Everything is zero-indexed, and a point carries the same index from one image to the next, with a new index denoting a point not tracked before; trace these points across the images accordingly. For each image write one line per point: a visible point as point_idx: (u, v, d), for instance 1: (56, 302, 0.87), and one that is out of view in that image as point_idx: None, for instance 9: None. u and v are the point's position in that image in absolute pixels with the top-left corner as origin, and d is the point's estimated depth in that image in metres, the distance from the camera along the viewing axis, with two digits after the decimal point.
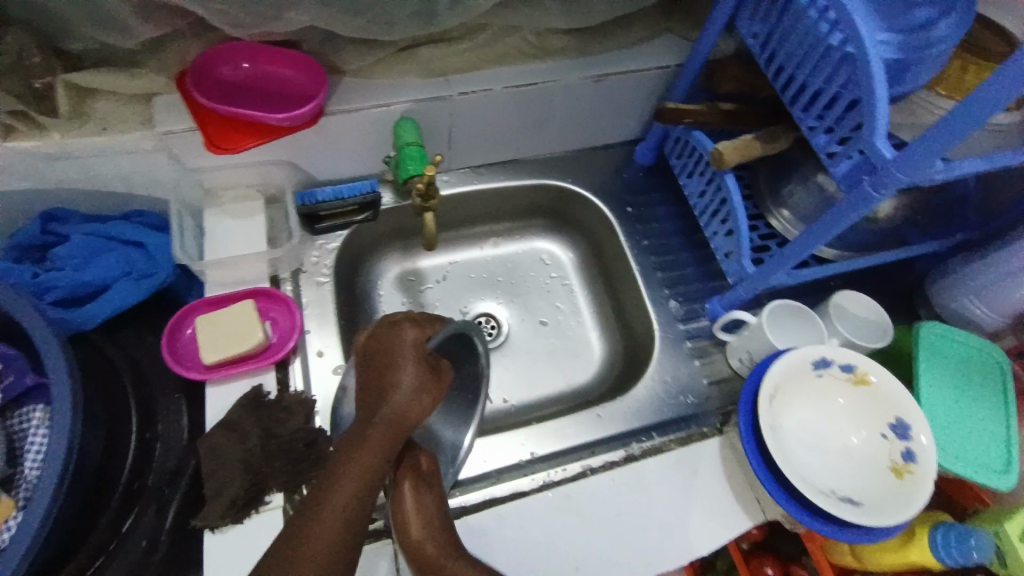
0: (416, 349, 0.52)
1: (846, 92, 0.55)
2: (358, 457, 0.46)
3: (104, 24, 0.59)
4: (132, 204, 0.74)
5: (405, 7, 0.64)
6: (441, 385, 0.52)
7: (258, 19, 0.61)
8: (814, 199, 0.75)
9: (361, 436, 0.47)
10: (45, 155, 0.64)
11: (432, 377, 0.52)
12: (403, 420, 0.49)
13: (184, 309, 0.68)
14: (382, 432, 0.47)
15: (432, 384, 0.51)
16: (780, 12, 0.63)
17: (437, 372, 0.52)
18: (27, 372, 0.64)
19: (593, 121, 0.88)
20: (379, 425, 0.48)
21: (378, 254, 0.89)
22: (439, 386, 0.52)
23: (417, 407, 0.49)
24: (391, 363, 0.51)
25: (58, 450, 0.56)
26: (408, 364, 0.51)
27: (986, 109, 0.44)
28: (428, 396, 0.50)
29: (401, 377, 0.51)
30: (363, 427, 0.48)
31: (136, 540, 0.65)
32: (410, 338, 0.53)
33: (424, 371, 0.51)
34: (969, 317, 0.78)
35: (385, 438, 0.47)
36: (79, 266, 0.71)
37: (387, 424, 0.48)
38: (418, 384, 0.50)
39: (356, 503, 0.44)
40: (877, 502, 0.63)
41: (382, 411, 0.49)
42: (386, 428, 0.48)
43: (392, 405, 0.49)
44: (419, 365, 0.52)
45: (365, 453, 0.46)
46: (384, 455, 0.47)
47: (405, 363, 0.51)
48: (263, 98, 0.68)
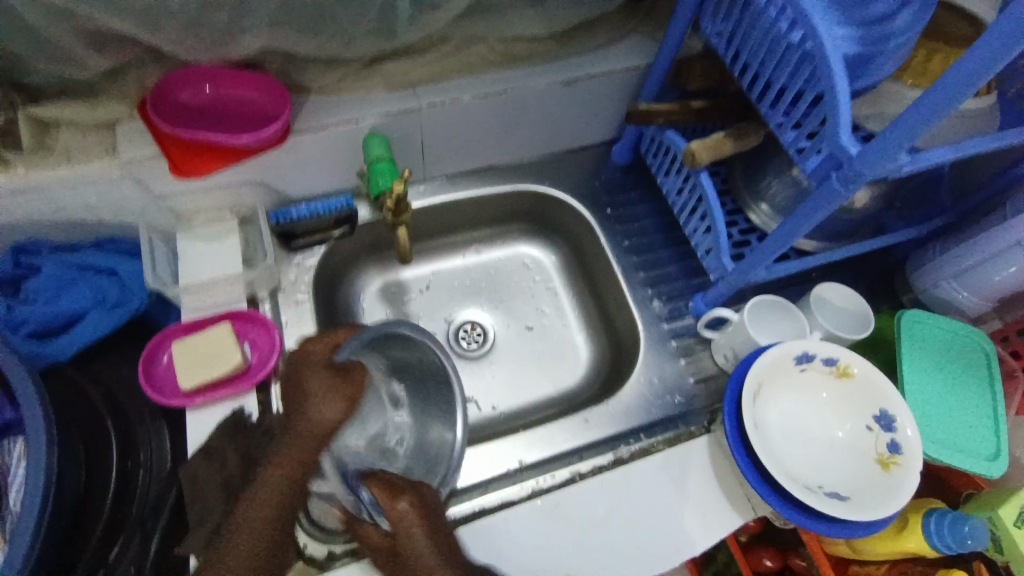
0: (324, 358, 0.60)
1: (810, 88, 0.55)
2: (278, 464, 0.56)
3: (59, 57, 0.59)
4: (103, 232, 0.74)
5: (363, 23, 0.64)
6: (354, 385, 0.61)
7: (216, 44, 0.61)
8: (790, 190, 0.75)
9: (282, 445, 0.58)
10: (9, 191, 0.64)
11: (342, 381, 0.60)
12: (315, 425, 0.59)
13: (160, 336, 0.68)
14: (299, 438, 0.58)
15: (341, 387, 0.60)
16: (741, 10, 0.62)
17: (347, 380, 0.61)
18: (4, 406, 0.64)
19: (566, 124, 0.87)
20: (298, 432, 0.58)
21: (359, 268, 0.89)
22: (352, 387, 0.61)
23: (326, 416, 0.59)
24: (303, 378, 0.60)
25: (36, 486, 0.55)
26: (315, 374, 0.60)
27: (942, 102, 0.44)
28: (338, 399, 0.60)
29: (311, 387, 0.60)
30: (286, 432, 0.59)
31: (125, 569, 0.64)
32: (316, 352, 0.61)
33: (332, 377, 0.60)
34: (952, 301, 0.78)
35: (302, 443, 0.58)
36: (51, 298, 0.70)
37: (303, 433, 0.58)
38: (327, 391, 0.60)
39: (287, 495, 0.56)
40: (864, 495, 0.63)
41: (300, 420, 0.59)
42: (302, 435, 0.58)
43: (306, 416, 0.59)
44: (327, 371, 0.60)
45: (284, 460, 0.57)
46: (298, 460, 0.57)
47: (313, 374, 0.60)
48: (228, 121, 0.69)
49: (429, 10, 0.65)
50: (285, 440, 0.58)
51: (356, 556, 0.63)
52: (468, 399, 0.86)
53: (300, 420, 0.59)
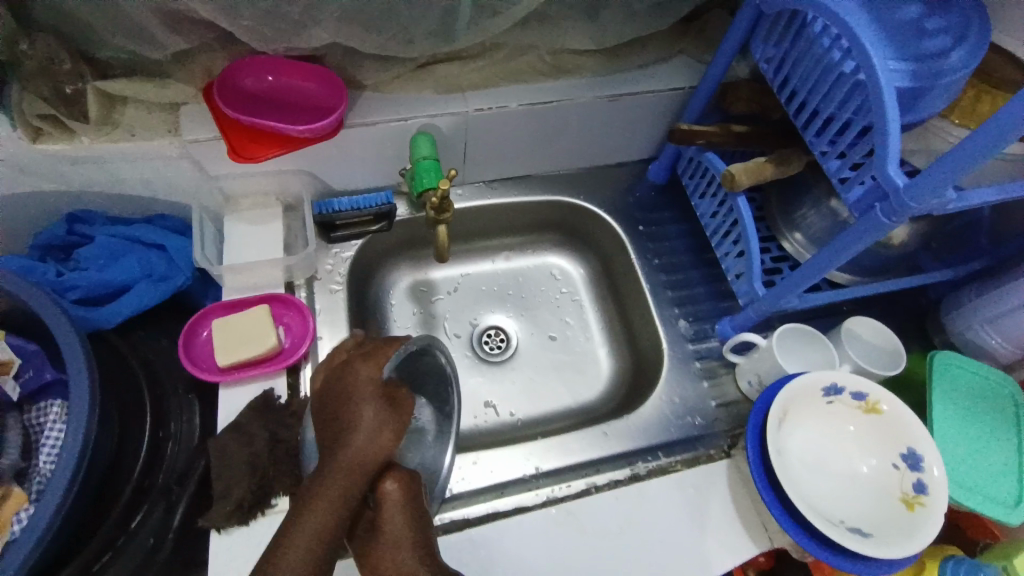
0: (372, 382, 0.52)
1: (858, 118, 0.56)
2: (317, 504, 0.46)
3: (136, 34, 0.62)
4: (154, 208, 0.77)
5: (424, 24, 0.66)
6: (403, 415, 0.51)
7: (283, 34, 0.64)
8: (826, 221, 0.75)
9: (319, 487, 0.46)
10: (73, 158, 0.67)
11: (390, 410, 0.51)
12: (366, 462, 0.48)
13: (200, 312, 0.70)
14: (341, 483, 0.47)
15: (392, 420, 0.51)
16: (794, 36, 0.63)
17: (395, 405, 0.52)
18: (46, 368, 0.66)
19: (606, 139, 0.89)
20: (337, 470, 0.47)
21: (392, 263, 0.90)
22: (400, 418, 0.51)
23: (374, 446, 0.49)
24: (349, 402, 0.51)
25: (74, 445, 0.57)
26: (365, 402, 0.50)
27: (992, 142, 0.45)
28: (387, 432, 0.50)
29: (361, 417, 0.50)
30: (323, 475, 0.47)
31: (142, 538, 0.65)
32: (365, 375, 0.53)
33: (382, 406, 0.51)
34: (984, 347, 0.77)
35: (347, 485, 0.47)
36: (102, 266, 0.74)
37: (348, 466, 0.48)
38: (376, 422, 0.50)
39: (318, 553, 0.44)
40: (886, 533, 0.62)
41: (341, 459, 0.48)
42: (347, 476, 0.47)
43: (349, 446, 0.48)
44: (378, 397, 0.51)
45: (322, 506, 0.46)
46: (343, 498, 0.46)
47: (362, 401, 0.51)
48: (285, 110, 0.71)
49: (489, 16, 0.67)
50: (325, 484, 0.47)
51: None
52: (486, 403, 0.86)
53: (342, 458, 0.48)
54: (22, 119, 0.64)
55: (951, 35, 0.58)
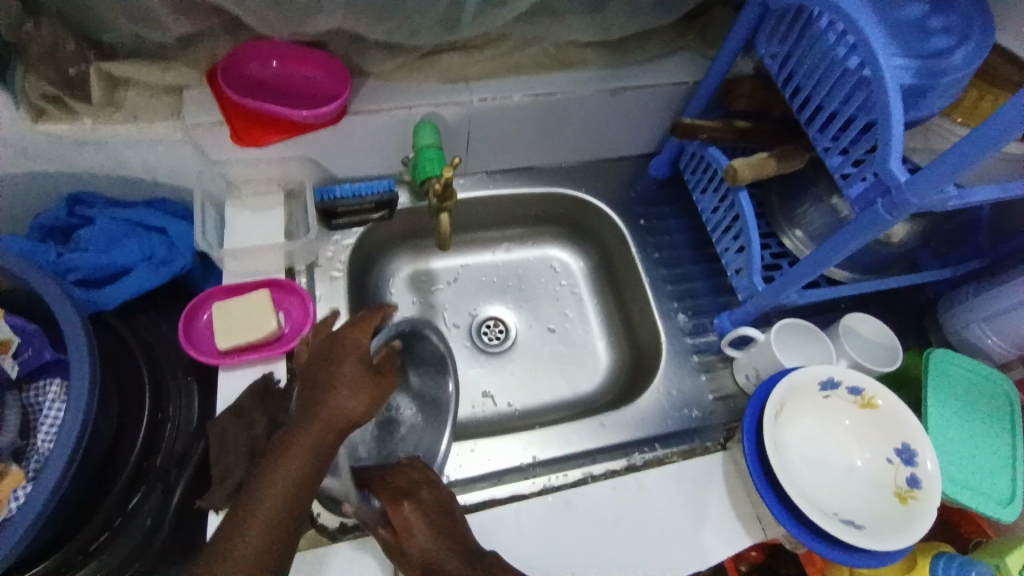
0: (356, 348, 0.55)
1: (862, 114, 0.56)
2: (293, 451, 0.49)
3: (141, 19, 0.61)
4: (156, 192, 0.77)
5: (430, 14, 0.66)
6: (382, 384, 0.53)
7: (290, 21, 0.64)
8: (827, 218, 0.75)
9: (296, 433, 0.50)
10: (75, 141, 0.67)
11: (371, 377, 0.53)
12: (341, 418, 0.51)
13: (201, 296, 0.70)
14: (316, 431, 0.50)
15: (369, 385, 0.53)
16: (799, 32, 0.63)
17: (377, 372, 0.54)
18: (46, 348, 0.66)
19: (609, 133, 0.89)
20: (315, 422, 0.50)
21: (393, 252, 0.90)
22: (381, 385, 0.53)
23: (351, 405, 0.51)
24: (332, 363, 0.54)
25: (73, 425, 0.57)
26: (345, 363, 0.53)
27: (993, 141, 0.45)
28: (364, 394, 0.52)
29: (340, 374, 0.53)
30: (301, 424, 0.50)
31: (140, 520, 0.65)
32: (352, 340, 0.55)
33: (362, 369, 0.53)
34: (980, 346, 0.78)
35: (320, 437, 0.50)
36: (103, 248, 0.73)
37: (325, 418, 0.51)
38: (355, 381, 0.52)
39: (290, 492, 0.48)
40: (879, 526, 0.63)
41: (317, 410, 0.51)
42: (321, 428, 0.50)
43: (327, 400, 0.51)
44: (362, 361, 0.54)
45: (297, 450, 0.49)
46: (317, 450, 0.50)
47: (344, 363, 0.54)
48: (289, 97, 0.71)
49: (495, 8, 0.67)
50: (298, 432, 0.50)
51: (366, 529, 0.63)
52: (484, 393, 0.86)
53: (320, 411, 0.51)
54: (25, 99, 0.64)
55: (956, 33, 0.59)
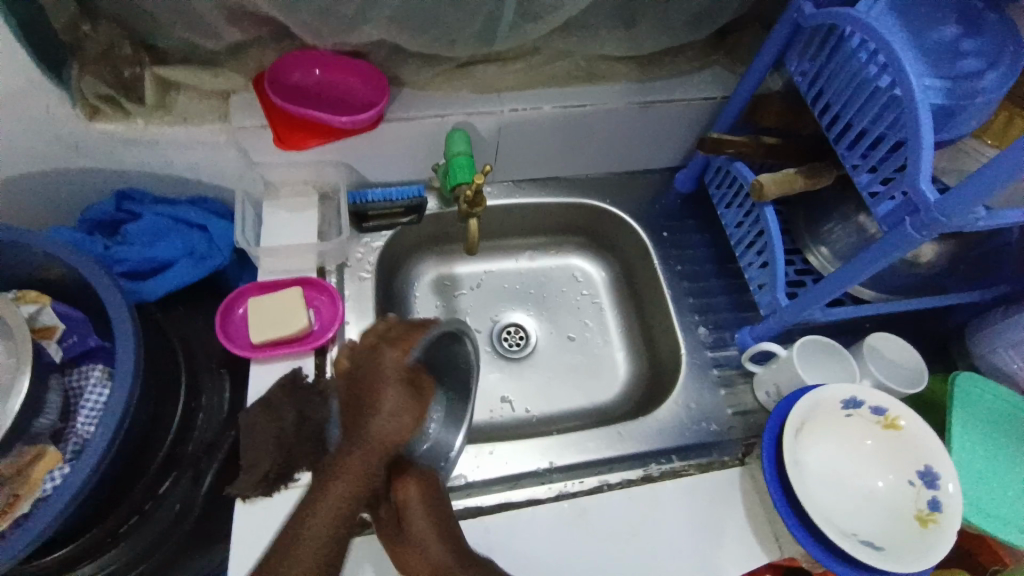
0: (394, 366, 0.50)
1: (892, 133, 0.56)
2: (341, 480, 0.48)
3: (197, 27, 0.65)
4: (198, 191, 0.80)
5: (468, 27, 0.69)
6: (423, 403, 0.50)
7: (338, 31, 0.67)
8: (853, 238, 0.76)
9: (345, 458, 0.49)
10: (127, 139, 0.70)
11: (412, 397, 0.50)
12: (390, 442, 0.49)
13: (237, 291, 0.72)
14: (364, 457, 0.48)
15: (413, 405, 0.49)
16: (830, 50, 0.64)
17: (419, 391, 0.51)
18: (89, 336, 0.70)
19: (636, 146, 0.90)
20: (362, 451, 0.48)
21: (418, 256, 0.92)
22: (420, 406, 0.50)
23: (399, 429, 0.49)
24: (373, 384, 0.50)
25: (115, 408, 0.60)
26: (386, 385, 0.49)
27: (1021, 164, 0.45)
28: (410, 416, 0.49)
29: (382, 400, 0.49)
30: (347, 453, 0.49)
31: (170, 504, 0.68)
32: (388, 359, 0.50)
33: (403, 390, 0.49)
34: (1007, 371, 0.76)
35: (367, 464, 0.48)
36: (148, 242, 0.77)
37: (370, 446, 0.48)
38: (398, 407, 0.48)
39: (338, 520, 0.48)
40: (898, 547, 0.62)
41: (362, 437, 0.48)
42: (367, 457, 0.48)
43: (372, 426, 0.48)
44: (399, 386, 0.49)
45: (346, 479, 0.48)
46: (365, 477, 0.49)
47: (384, 382, 0.49)
48: (329, 102, 0.73)
49: (530, 22, 0.69)
50: (346, 460, 0.49)
51: None
52: (502, 398, 0.88)
53: (366, 438, 0.48)
54: (81, 98, 0.67)
55: (987, 56, 0.59)
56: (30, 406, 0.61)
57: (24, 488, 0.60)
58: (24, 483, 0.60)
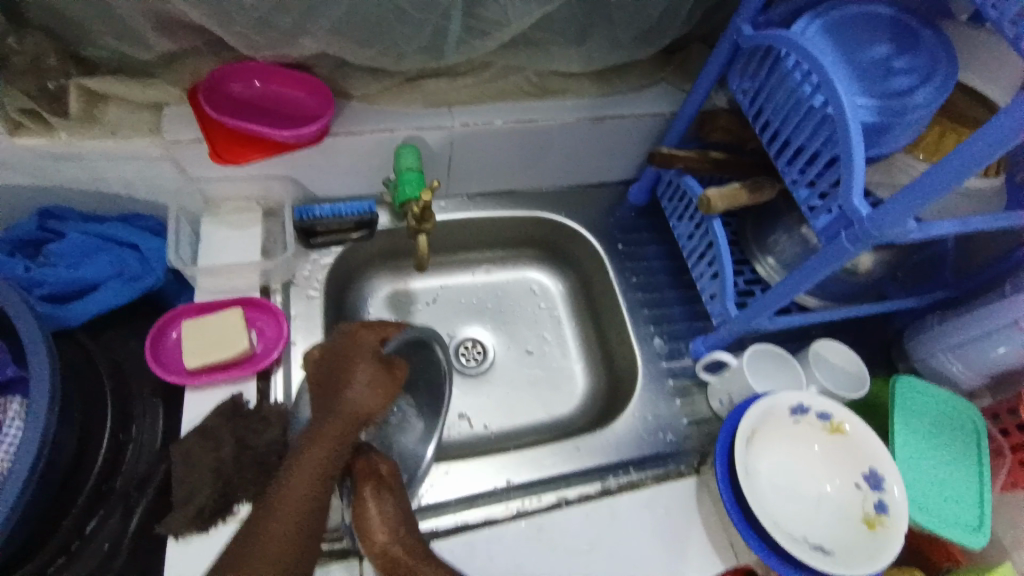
0: (372, 346, 0.58)
1: (826, 150, 0.58)
2: (319, 442, 0.52)
3: (124, 35, 0.62)
4: (132, 208, 0.76)
5: (415, 41, 0.68)
6: (394, 381, 0.57)
7: (276, 43, 0.65)
8: (797, 247, 0.77)
9: (320, 428, 0.53)
10: (51, 154, 0.66)
11: (385, 375, 0.57)
12: (363, 411, 0.55)
13: (171, 313, 0.69)
14: (337, 428, 0.53)
15: (384, 378, 0.57)
16: (768, 70, 0.66)
17: (391, 369, 0.57)
18: (8, 364, 0.64)
19: (588, 159, 0.91)
20: (338, 417, 0.54)
21: (372, 271, 0.90)
22: (394, 382, 0.57)
23: (372, 400, 0.55)
24: (348, 362, 0.57)
25: (31, 440, 0.56)
26: (362, 361, 0.57)
27: (947, 180, 0.48)
28: (381, 391, 0.56)
29: (356, 374, 0.56)
30: (323, 422, 0.54)
31: (98, 544, 0.63)
32: (366, 341, 0.59)
33: (378, 365, 0.57)
34: (946, 373, 0.80)
35: (342, 430, 0.54)
36: (73, 264, 0.73)
37: (346, 415, 0.54)
38: (370, 380, 0.56)
39: (319, 478, 0.51)
40: (845, 551, 0.64)
41: (338, 407, 0.55)
42: (342, 423, 0.54)
43: (348, 396, 0.55)
44: (373, 361, 0.57)
45: (325, 442, 0.53)
46: (340, 442, 0.53)
47: (360, 359, 0.57)
48: (270, 116, 0.71)
49: (477, 37, 0.69)
50: (321, 427, 0.53)
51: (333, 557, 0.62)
52: (460, 414, 0.86)
53: (342, 407, 0.54)
54: (2, 112, 0.63)
55: (916, 75, 0.61)
56: None
57: None
58: None
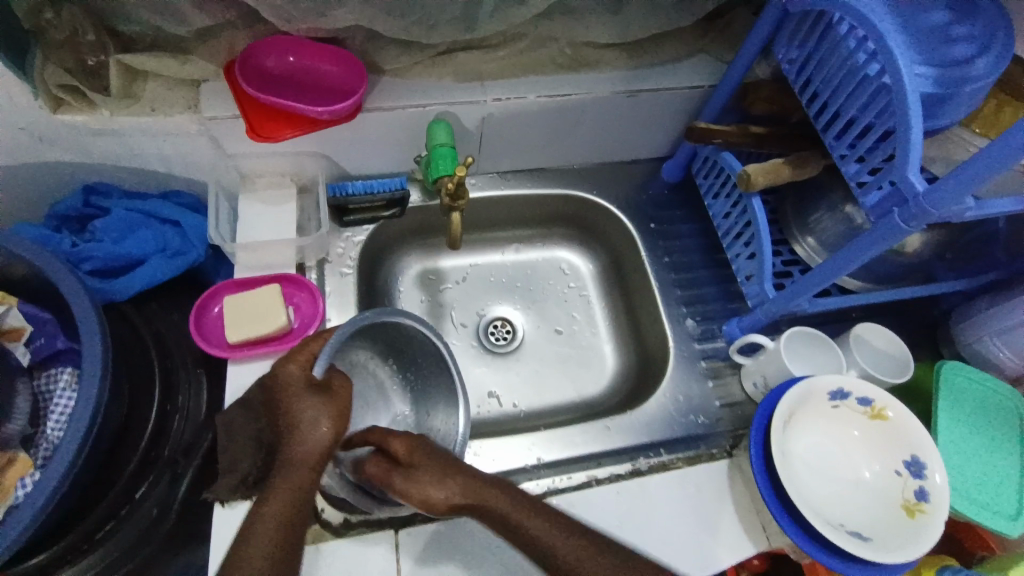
0: (300, 377, 0.56)
1: (881, 122, 0.55)
2: (276, 493, 0.51)
3: (162, 10, 0.62)
4: (171, 184, 0.78)
5: (449, 11, 0.67)
6: (341, 402, 0.55)
7: (310, 14, 0.64)
8: (840, 227, 0.75)
9: (271, 485, 0.51)
10: (93, 130, 0.67)
11: (328, 399, 0.54)
12: (312, 451, 0.52)
13: (212, 289, 0.70)
14: (289, 473, 0.52)
15: (330, 406, 0.54)
16: (819, 37, 0.63)
17: (331, 392, 0.55)
18: (58, 336, 0.67)
19: (622, 135, 0.89)
20: (290, 463, 0.52)
21: (403, 249, 0.90)
22: (339, 404, 0.54)
23: (320, 433, 0.53)
24: (286, 402, 0.54)
25: (85, 410, 0.58)
26: (296, 397, 0.54)
27: (1007, 156, 0.45)
28: (328, 419, 0.53)
29: (298, 410, 0.53)
30: (274, 475, 0.52)
31: (146, 509, 0.66)
32: (294, 375, 0.56)
33: (317, 396, 0.54)
34: (992, 359, 0.77)
35: (297, 475, 0.52)
36: (117, 239, 0.74)
37: (297, 457, 0.52)
38: (315, 412, 0.53)
39: (284, 524, 0.50)
40: (884, 538, 0.62)
41: (286, 454, 0.52)
42: (295, 469, 0.52)
43: (294, 438, 0.52)
44: (309, 392, 0.54)
45: (279, 492, 0.51)
46: (297, 488, 0.51)
47: (296, 396, 0.54)
48: (302, 91, 0.71)
49: (512, 6, 0.67)
50: (273, 481, 0.52)
51: (369, 526, 0.63)
52: (490, 392, 0.86)
53: (290, 454, 0.52)
54: (43, 89, 0.63)
55: (978, 42, 0.58)
56: None
57: None
58: None
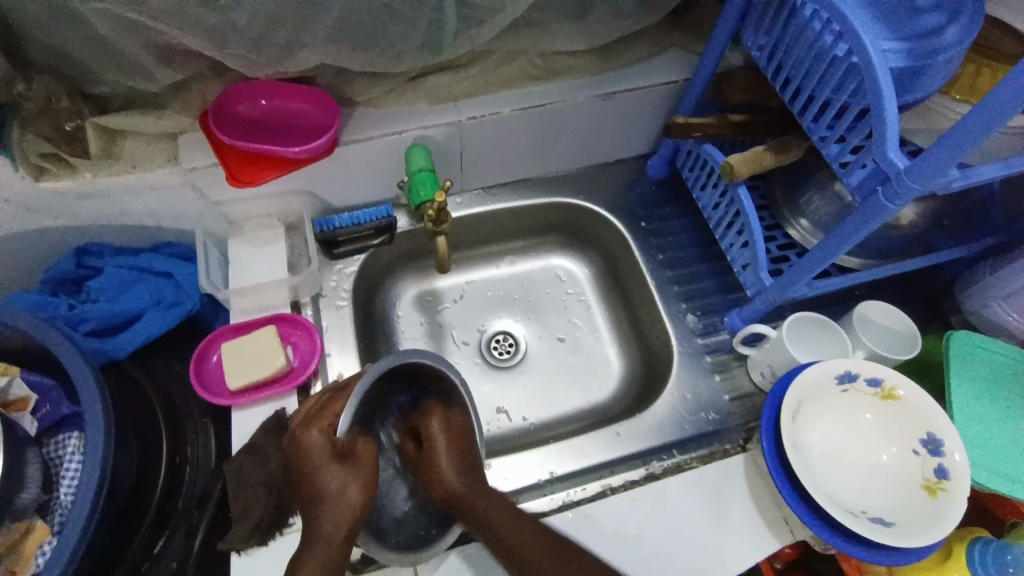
0: (322, 444, 0.56)
1: (854, 101, 0.55)
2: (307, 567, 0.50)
3: (130, 69, 0.63)
4: (161, 236, 0.79)
5: (412, 39, 0.67)
6: (366, 468, 0.55)
7: (275, 59, 0.65)
8: (832, 206, 0.74)
9: (303, 561, 0.51)
10: (78, 193, 0.68)
11: (351, 466, 0.55)
12: (343, 521, 0.52)
13: (209, 337, 0.71)
14: (319, 550, 0.51)
15: (354, 471, 0.54)
16: (785, 22, 0.62)
17: (354, 459, 0.55)
18: (63, 402, 0.68)
19: (602, 137, 0.88)
20: (319, 539, 0.51)
21: (398, 275, 0.91)
22: (364, 469, 0.55)
23: (348, 499, 0.53)
24: (308, 475, 0.55)
25: (92, 474, 0.58)
26: (321, 468, 0.54)
27: (957, 152, 0.46)
28: (357, 483, 0.54)
29: (325, 482, 0.54)
30: (304, 551, 0.51)
31: (166, 562, 0.66)
32: (314, 444, 0.56)
33: (338, 464, 0.54)
34: (1002, 323, 0.75)
35: (328, 549, 0.51)
36: (113, 297, 0.75)
37: (328, 532, 0.51)
38: (341, 480, 0.53)
39: None
40: (908, 521, 0.61)
41: (316, 529, 0.52)
42: (325, 545, 0.51)
43: (326, 509, 0.52)
44: (333, 461, 0.55)
45: (310, 567, 0.50)
46: (333, 560, 0.50)
47: (320, 467, 0.55)
48: (280, 132, 0.71)
49: (474, 26, 0.68)
50: (303, 559, 0.51)
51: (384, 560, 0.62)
52: (498, 408, 0.86)
53: (319, 529, 0.52)
54: (24, 159, 0.65)
55: (946, 11, 0.57)
56: (7, 482, 0.60)
57: (20, 564, 0.61)
58: (20, 559, 0.61)
